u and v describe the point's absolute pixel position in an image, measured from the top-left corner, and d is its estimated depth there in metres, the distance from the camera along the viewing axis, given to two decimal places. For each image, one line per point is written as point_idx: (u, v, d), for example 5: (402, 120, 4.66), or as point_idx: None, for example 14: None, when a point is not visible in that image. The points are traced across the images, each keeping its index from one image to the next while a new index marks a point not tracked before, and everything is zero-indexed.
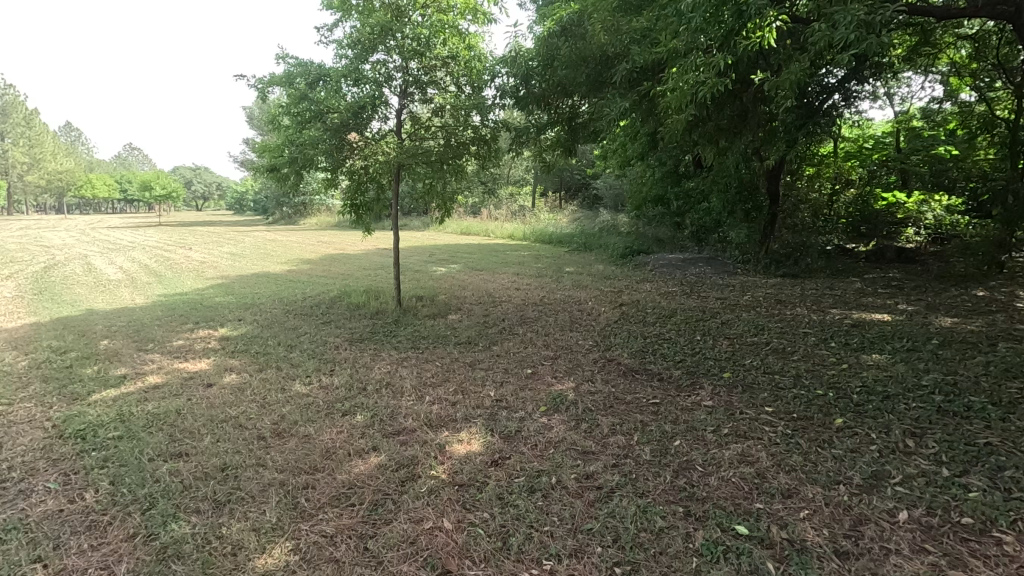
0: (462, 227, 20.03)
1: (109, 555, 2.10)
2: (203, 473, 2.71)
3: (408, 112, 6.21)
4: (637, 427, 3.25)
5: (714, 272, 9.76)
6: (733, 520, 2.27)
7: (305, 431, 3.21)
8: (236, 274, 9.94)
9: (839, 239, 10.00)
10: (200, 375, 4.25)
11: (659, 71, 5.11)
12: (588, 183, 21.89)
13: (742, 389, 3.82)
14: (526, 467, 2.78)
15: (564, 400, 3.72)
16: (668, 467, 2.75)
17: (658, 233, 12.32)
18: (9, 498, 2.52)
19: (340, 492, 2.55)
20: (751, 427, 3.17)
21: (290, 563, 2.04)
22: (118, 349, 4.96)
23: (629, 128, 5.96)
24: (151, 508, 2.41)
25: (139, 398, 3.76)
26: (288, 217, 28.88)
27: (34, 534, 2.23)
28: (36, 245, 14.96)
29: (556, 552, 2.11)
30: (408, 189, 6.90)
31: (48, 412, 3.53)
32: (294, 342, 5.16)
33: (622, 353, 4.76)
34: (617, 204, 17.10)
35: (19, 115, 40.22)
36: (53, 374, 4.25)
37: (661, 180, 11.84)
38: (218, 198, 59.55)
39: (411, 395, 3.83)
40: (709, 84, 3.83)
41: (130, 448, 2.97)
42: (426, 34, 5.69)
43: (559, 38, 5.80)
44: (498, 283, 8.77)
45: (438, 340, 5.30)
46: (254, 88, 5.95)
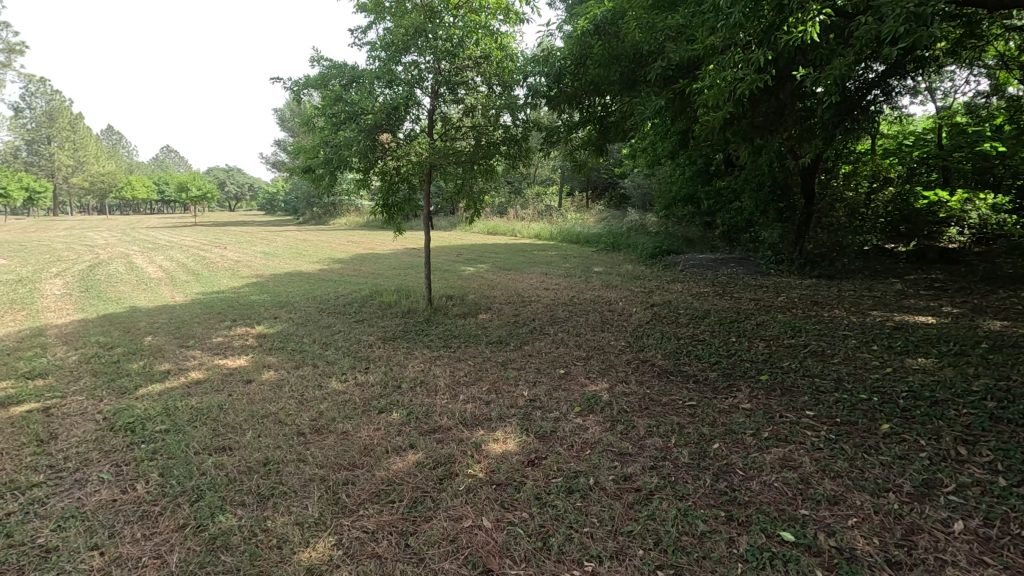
0: (489, 227, 20.04)
1: (161, 545, 2.17)
2: (247, 467, 2.78)
3: (440, 112, 6.25)
4: (673, 429, 3.21)
5: (746, 272, 9.59)
6: (779, 526, 2.22)
7: (343, 427, 3.26)
8: (270, 273, 10.11)
9: (877, 239, 9.74)
10: (239, 371, 4.35)
11: (694, 69, 5.03)
12: (615, 183, 21.73)
13: (781, 392, 3.73)
14: (564, 467, 2.77)
15: (599, 400, 3.69)
16: (707, 471, 2.71)
17: (689, 233, 12.16)
18: (66, 487, 2.62)
19: (380, 489, 2.58)
20: (793, 431, 3.10)
21: (334, 558, 2.07)
22: (162, 345, 5.12)
23: (660, 126, 5.87)
24: (199, 500, 2.48)
25: (182, 392, 3.87)
26: (318, 218, 29.38)
27: (90, 522, 2.31)
28: (80, 245, 15.42)
29: (597, 553, 2.09)
30: (439, 189, 6.94)
31: (98, 405, 3.66)
32: (329, 340, 5.25)
33: (656, 354, 4.71)
34: (645, 203, 16.92)
35: (65, 120, 41.98)
36: (101, 369, 4.42)
37: (691, 179, 11.68)
38: (250, 199, 61.03)
39: (445, 394, 3.85)
40: (749, 81, 3.75)
41: (177, 442, 3.06)
42: (459, 35, 5.69)
43: (593, 37, 5.73)
44: (528, 283, 8.76)
45: (469, 339, 5.32)
46: (289, 89, 6.14)
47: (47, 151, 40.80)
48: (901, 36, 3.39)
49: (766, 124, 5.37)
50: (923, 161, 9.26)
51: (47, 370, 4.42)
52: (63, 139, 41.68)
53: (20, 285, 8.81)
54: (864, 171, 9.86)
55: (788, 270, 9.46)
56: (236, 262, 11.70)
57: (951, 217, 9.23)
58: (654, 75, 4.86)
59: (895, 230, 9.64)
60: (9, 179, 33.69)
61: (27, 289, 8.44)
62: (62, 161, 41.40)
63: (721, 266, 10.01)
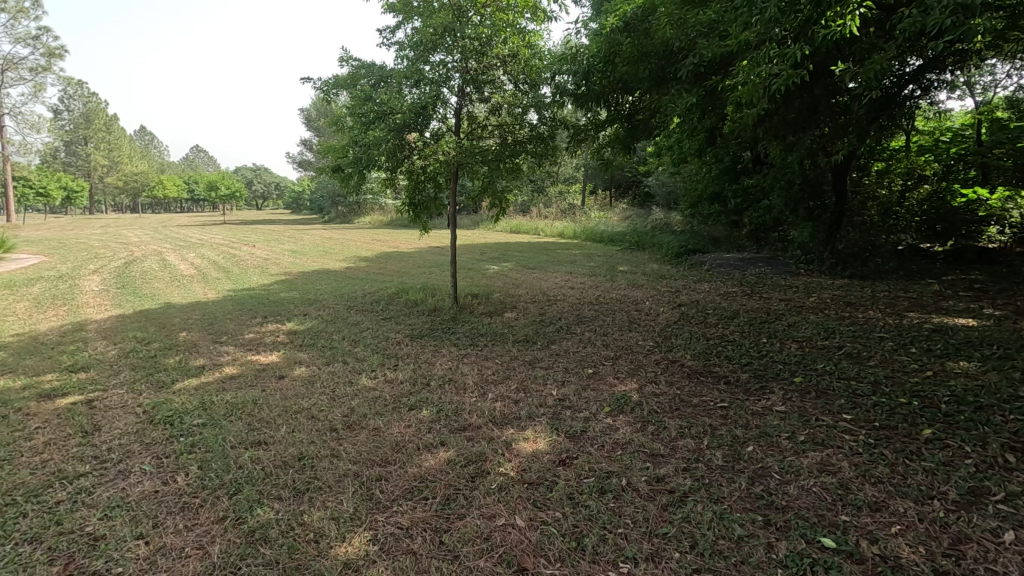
0: (512, 226, 19.94)
1: (202, 536, 2.22)
2: (282, 462, 2.83)
3: (466, 110, 6.29)
4: (706, 431, 3.16)
5: (775, 271, 9.42)
6: (818, 532, 2.17)
7: (375, 424, 3.30)
8: (298, 270, 10.29)
9: (911, 239, 9.48)
10: (272, 367, 4.43)
11: (726, 65, 4.94)
12: (639, 182, 21.55)
13: (816, 395, 3.64)
14: (595, 467, 2.75)
15: (629, 401, 3.66)
16: (742, 473, 2.66)
17: (715, 232, 11.99)
18: (110, 477, 2.70)
19: (413, 485, 2.60)
20: (829, 435, 3.03)
21: (370, 553, 2.10)
22: (196, 340, 5.25)
23: (688, 124, 5.79)
24: (237, 493, 2.53)
25: (217, 387, 3.96)
26: (343, 217, 29.83)
27: (134, 512, 2.38)
28: (119, 245, 15.08)
29: (632, 555, 2.07)
30: (465, 188, 6.96)
31: (138, 398, 3.77)
32: (358, 338, 5.32)
33: (685, 354, 4.66)
34: (670, 202, 16.74)
35: (101, 121, 43.26)
36: (140, 363, 4.54)
37: (718, 177, 11.52)
38: (277, 198, 62.20)
39: (474, 393, 3.85)
40: (785, 77, 3.66)
41: (214, 436, 3.13)
42: (487, 33, 5.76)
43: (622, 33, 5.36)
44: (552, 281, 8.75)
45: (496, 337, 5.34)
46: (319, 89, 6.27)
47: (83, 151, 42.12)
48: (947, 27, 3.29)
49: (799, 120, 5.29)
50: (961, 157, 8.77)
51: (89, 364, 4.57)
52: (99, 139, 42.92)
53: (61, 281, 9.12)
54: (899, 168, 9.57)
55: (818, 270, 9.26)
56: (265, 260, 11.86)
57: (990, 216, 8.95)
58: (684, 74, 4.79)
59: (931, 229, 9.39)
60: (49, 179, 34.81)
61: (67, 284, 8.75)
62: (98, 162, 42.66)
63: (749, 266, 9.85)
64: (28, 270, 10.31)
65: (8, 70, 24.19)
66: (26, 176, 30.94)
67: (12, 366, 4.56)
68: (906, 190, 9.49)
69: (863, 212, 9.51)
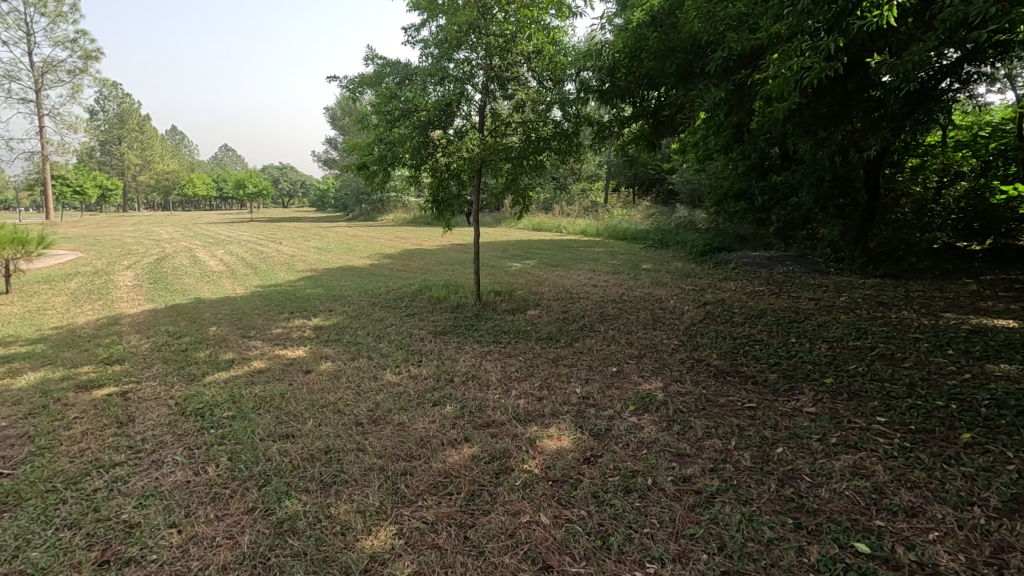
0: (536, 223, 20.08)
1: (233, 526, 2.26)
2: (310, 455, 2.87)
3: (489, 108, 6.30)
4: (733, 431, 3.10)
5: (803, 270, 9.22)
6: (852, 537, 2.11)
7: (399, 419, 3.32)
8: (323, 267, 10.43)
9: (945, 237, 9.04)
10: (298, 361, 4.50)
11: (755, 58, 4.81)
12: (662, 179, 21.34)
13: (847, 396, 3.55)
14: (620, 466, 2.73)
15: (653, 400, 3.62)
16: (772, 475, 2.60)
17: (740, 230, 11.79)
18: (145, 467, 2.77)
19: (437, 481, 2.61)
20: (862, 438, 2.94)
21: (396, 547, 2.11)
22: (226, 335, 5.36)
23: (715, 120, 5.69)
24: (265, 485, 2.57)
25: (246, 381, 4.04)
26: (367, 214, 30.27)
27: (167, 501, 2.44)
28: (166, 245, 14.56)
29: (659, 555, 2.04)
30: (488, 185, 6.95)
31: (170, 390, 3.87)
32: (382, 333, 5.37)
33: (711, 353, 4.58)
34: (694, 200, 16.53)
35: (134, 121, 44.45)
36: (172, 357, 4.65)
37: (745, 174, 11.33)
38: (302, 197, 63.26)
39: (497, 389, 3.86)
40: (818, 70, 3.55)
41: (243, 428, 3.19)
42: (512, 29, 5.75)
43: (648, 28, 5.24)
44: (575, 279, 8.71)
45: (519, 334, 5.34)
46: (345, 88, 6.35)
47: (118, 151, 43.44)
48: (991, 17, 3.16)
49: (831, 115, 5.16)
50: (1001, 152, 8.38)
51: (123, 356, 4.70)
52: (132, 139, 44.10)
53: (97, 276, 9.40)
54: (934, 164, 9.21)
55: (848, 269, 9.03)
56: (291, 256, 12.05)
57: None
58: (711, 69, 4.68)
59: (968, 227, 8.91)
60: (85, 177, 35.96)
61: (102, 280, 9.03)
62: (131, 161, 43.90)
63: (777, 264, 9.66)
64: (66, 266, 10.65)
65: (48, 72, 25.09)
66: (65, 175, 32.05)
67: (52, 358, 4.71)
68: (942, 186, 9.10)
69: (896, 209, 9.24)
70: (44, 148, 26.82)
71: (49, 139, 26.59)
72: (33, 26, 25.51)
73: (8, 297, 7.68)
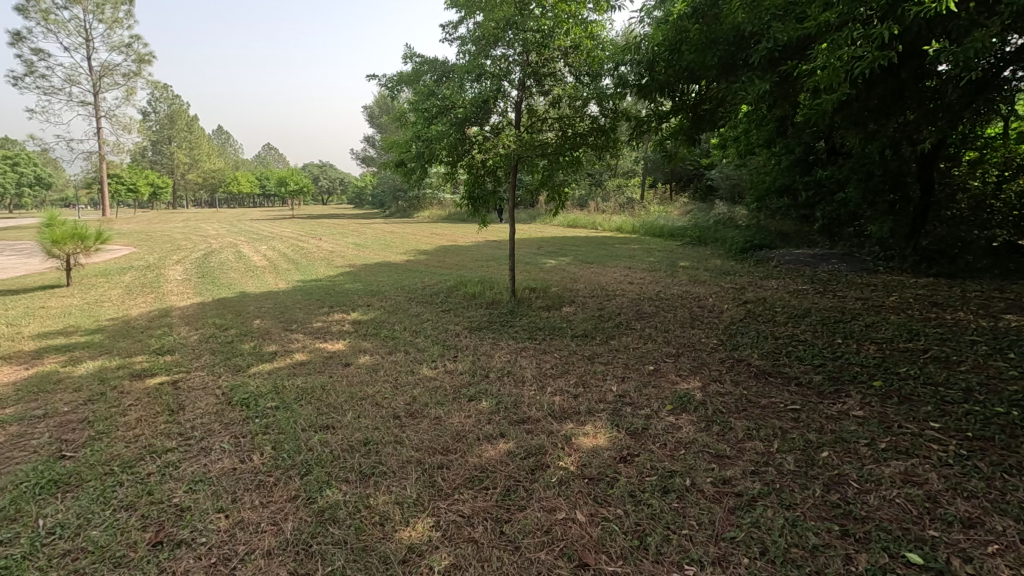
0: (570, 220, 19.98)
1: (276, 513, 2.33)
2: (350, 445, 2.94)
3: (525, 104, 6.31)
4: (776, 433, 3.02)
5: (850, 269, 8.88)
6: (903, 546, 2.02)
7: (436, 413, 3.36)
8: (362, 263, 10.64)
9: (1007, 234, 8.32)
10: (338, 354, 4.61)
11: (802, 49, 4.63)
12: (701, 175, 20.93)
13: (898, 400, 3.41)
14: (657, 466, 2.69)
15: (691, 399, 3.55)
16: (816, 480, 2.52)
17: (783, 227, 11.44)
18: (194, 453, 2.89)
19: (473, 475, 2.63)
20: (914, 444, 2.81)
21: (433, 539, 2.14)
22: (269, 328, 5.53)
23: (757, 114, 5.52)
24: (307, 474, 2.65)
25: (289, 372, 4.16)
26: (404, 211, 30.79)
27: (215, 487, 2.54)
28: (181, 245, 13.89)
29: (698, 557, 2.01)
30: (523, 181, 6.95)
31: (218, 380, 4.03)
32: (419, 328, 5.44)
33: (752, 353, 4.47)
34: (734, 196, 16.15)
35: (184, 121, 46.27)
36: (219, 348, 4.83)
37: (788, 169, 10.89)
38: (341, 194, 64.73)
39: (533, 385, 3.86)
40: (871, 60, 3.40)
41: (286, 418, 3.28)
42: (549, 25, 5.69)
43: (689, 20, 5.12)
44: (611, 276, 8.62)
45: (554, 331, 5.33)
46: (384, 87, 6.47)
47: (169, 151, 45.38)
48: None
49: (882, 107, 4.93)
50: None
51: (173, 347, 4.90)
52: (182, 139, 45.95)
53: (149, 270, 9.86)
54: (994, 157, 8.66)
55: (899, 268, 8.65)
56: (331, 252, 12.34)
57: None
58: (755, 61, 4.53)
59: None
60: (139, 176, 37.70)
61: (154, 273, 9.46)
62: (180, 160, 45.75)
63: (821, 262, 9.34)
64: (121, 260, 11.19)
65: (105, 76, 26.38)
66: (120, 173, 33.68)
67: (109, 347, 4.96)
68: (1003, 181, 8.51)
69: (952, 205, 8.80)
70: (101, 148, 28.27)
71: (106, 140, 28.00)
72: (92, 32, 26.83)
73: (70, 289, 8.13)
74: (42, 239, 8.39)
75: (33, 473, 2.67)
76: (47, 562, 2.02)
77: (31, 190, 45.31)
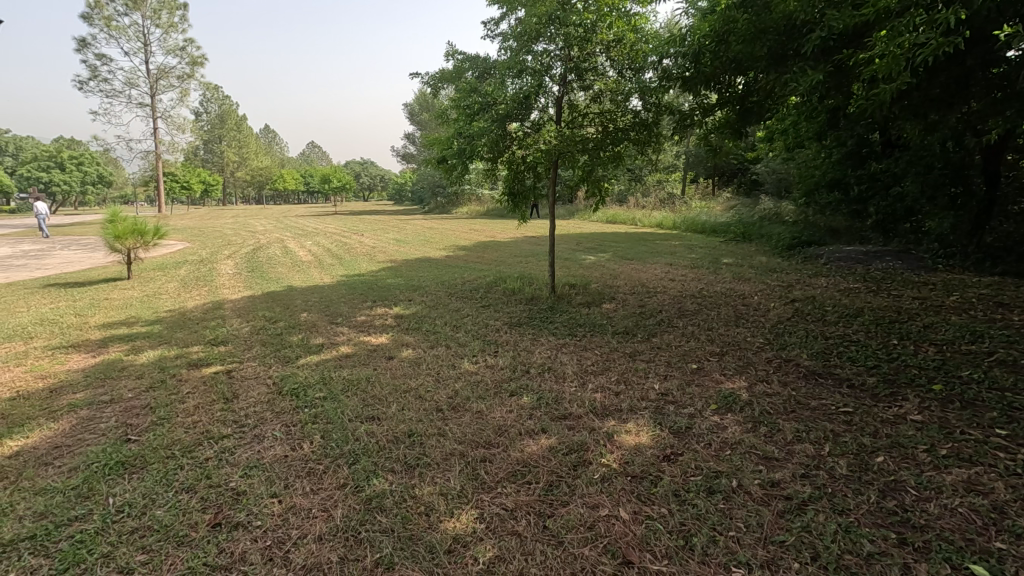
0: (610, 216, 19.79)
1: (326, 500, 2.41)
2: (395, 436, 3.01)
3: (567, 99, 6.28)
4: (828, 436, 2.92)
5: (906, 266, 8.48)
6: (966, 558, 1.93)
7: (478, 407, 3.40)
8: (403, 258, 10.82)
9: None
10: (382, 348, 4.71)
11: (859, 36, 4.43)
12: (745, 169, 20.37)
13: (960, 405, 3.24)
14: (702, 466, 2.64)
15: (737, 399, 3.47)
16: (871, 486, 2.43)
17: (833, 223, 11.00)
18: (248, 440, 3.02)
19: (516, 469, 2.65)
20: (979, 451, 2.67)
21: (477, 531, 2.17)
22: (316, 321, 5.70)
23: (808, 106, 5.32)
24: (355, 463, 2.73)
25: (335, 364, 4.28)
26: (443, 207, 31.23)
27: (269, 473, 2.65)
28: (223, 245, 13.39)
29: (746, 561, 1.97)
30: (564, 177, 6.91)
31: (269, 370, 4.19)
32: (459, 323, 5.50)
33: (801, 353, 4.32)
34: (781, 191, 15.64)
35: (233, 121, 47.95)
36: (269, 340, 5.02)
37: (839, 163, 10.46)
38: (381, 191, 65.93)
39: (574, 382, 3.86)
40: (934, 46, 3.23)
41: (333, 409, 3.38)
42: (592, 18, 5.64)
43: (738, 10, 4.97)
44: (651, 273, 8.50)
45: (595, 328, 5.30)
46: (426, 84, 6.55)
47: (220, 149, 47.18)
48: None
49: (945, 96, 4.67)
50: None
51: (227, 338, 5.11)
52: (232, 138, 47.70)
53: (203, 264, 10.28)
54: None
55: (961, 266, 8.19)
56: (373, 248, 12.62)
57: None
58: (807, 50, 4.36)
59: None
60: (193, 174, 39.40)
61: (208, 267, 9.87)
62: (230, 159, 47.50)
63: (874, 259, 8.95)
64: (177, 254, 11.73)
65: (162, 79, 27.59)
66: (174, 171, 35.26)
67: (167, 337, 5.22)
68: None
69: (1020, 200, 8.31)
70: (158, 148, 29.64)
71: (162, 140, 29.35)
72: (150, 36, 28.11)
73: (131, 282, 8.58)
74: (106, 234, 8.87)
75: (103, 455, 2.84)
76: (118, 538, 2.15)
77: (94, 189, 47.87)
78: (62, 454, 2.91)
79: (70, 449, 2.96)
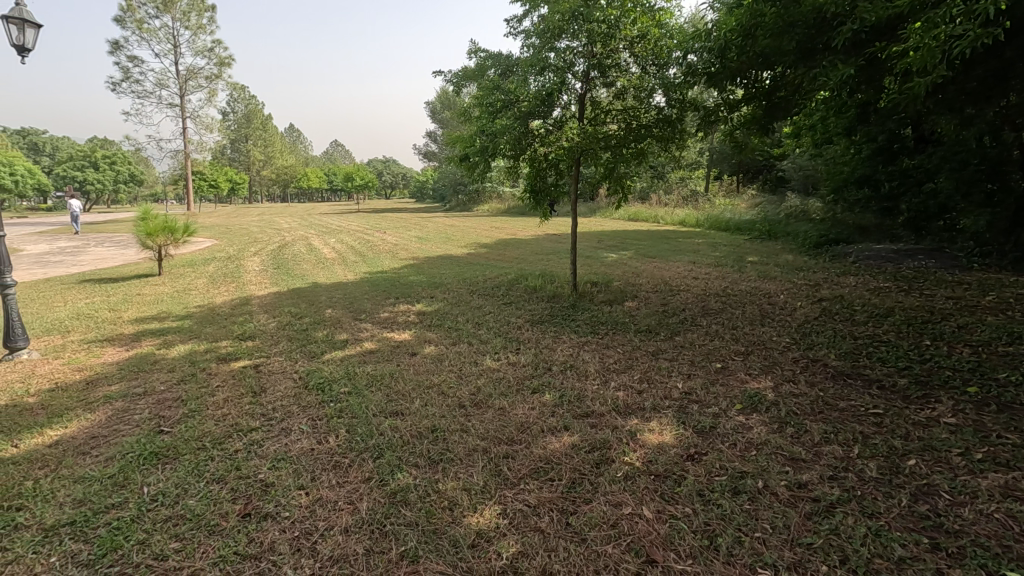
0: (632, 213, 19.65)
1: (352, 493, 2.45)
2: (418, 432, 3.04)
3: (590, 96, 6.25)
4: (857, 438, 2.86)
5: (939, 265, 8.24)
6: (1003, 565, 1.88)
7: (500, 403, 3.42)
8: (425, 255, 10.90)
9: None
10: (405, 344, 4.76)
11: (892, 29, 4.31)
12: (771, 166, 20.03)
13: (997, 408, 3.14)
14: (727, 466, 2.62)
15: (762, 399, 3.42)
16: (903, 489, 2.37)
17: (862, 220, 10.75)
18: (276, 433, 3.08)
19: (538, 466, 2.66)
20: (1016, 456, 2.59)
21: (500, 526, 2.18)
22: (340, 317, 5.79)
23: (838, 101, 5.21)
24: (380, 457, 2.77)
25: (359, 360, 4.34)
26: (465, 205, 31.40)
27: (296, 465, 2.70)
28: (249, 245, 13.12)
29: (772, 562, 1.95)
30: (586, 174, 6.88)
31: (296, 365, 4.26)
32: (481, 320, 5.53)
33: (829, 354, 4.24)
34: (808, 188, 15.33)
35: (259, 120, 48.77)
36: (295, 335, 5.11)
37: (869, 159, 10.17)
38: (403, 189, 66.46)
39: (596, 379, 3.85)
40: (972, 38, 3.13)
41: (358, 403, 3.44)
42: (616, 14, 5.60)
43: None
44: (674, 271, 8.42)
45: (617, 326, 5.28)
46: (449, 83, 6.57)
47: (246, 149, 48.08)
48: None
49: (982, 90, 4.53)
50: None
51: (254, 333, 5.22)
52: (258, 137, 48.57)
53: (230, 261, 10.51)
54: None
55: (997, 265, 7.94)
56: (396, 245, 12.75)
57: None
58: (837, 44, 4.26)
59: None
60: (220, 172, 40.23)
61: (235, 264, 10.08)
62: (256, 158, 48.37)
63: (906, 258, 8.71)
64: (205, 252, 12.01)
65: (190, 79, 28.18)
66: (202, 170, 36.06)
67: (197, 332, 5.35)
68: None
69: None
70: (187, 147, 30.32)
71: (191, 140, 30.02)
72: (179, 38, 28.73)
73: (162, 278, 8.81)
74: (138, 232, 9.11)
75: (137, 445, 2.93)
76: (152, 526, 2.22)
77: (126, 188, 49.17)
78: (99, 444, 3.01)
79: (106, 439, 3.06)
